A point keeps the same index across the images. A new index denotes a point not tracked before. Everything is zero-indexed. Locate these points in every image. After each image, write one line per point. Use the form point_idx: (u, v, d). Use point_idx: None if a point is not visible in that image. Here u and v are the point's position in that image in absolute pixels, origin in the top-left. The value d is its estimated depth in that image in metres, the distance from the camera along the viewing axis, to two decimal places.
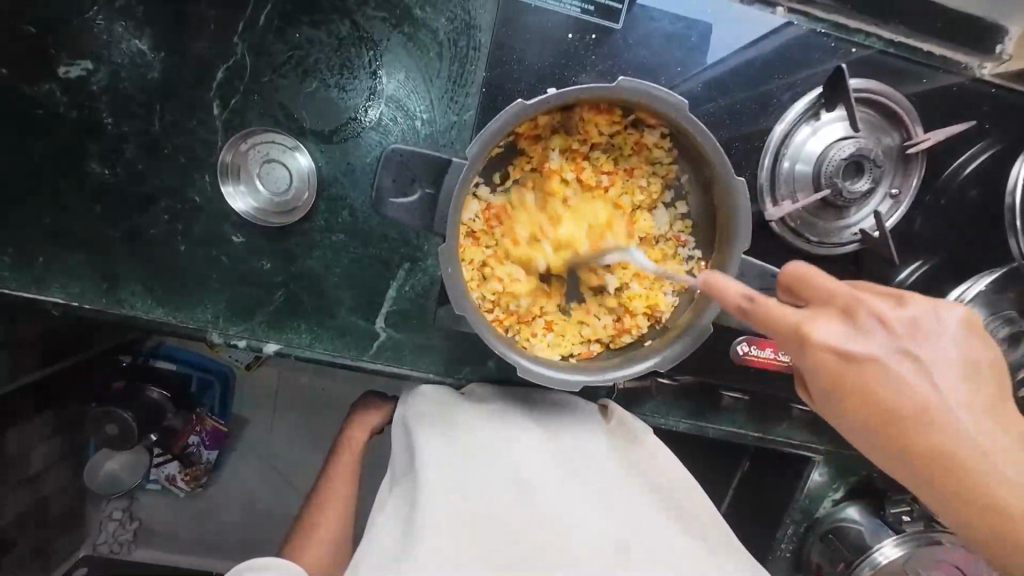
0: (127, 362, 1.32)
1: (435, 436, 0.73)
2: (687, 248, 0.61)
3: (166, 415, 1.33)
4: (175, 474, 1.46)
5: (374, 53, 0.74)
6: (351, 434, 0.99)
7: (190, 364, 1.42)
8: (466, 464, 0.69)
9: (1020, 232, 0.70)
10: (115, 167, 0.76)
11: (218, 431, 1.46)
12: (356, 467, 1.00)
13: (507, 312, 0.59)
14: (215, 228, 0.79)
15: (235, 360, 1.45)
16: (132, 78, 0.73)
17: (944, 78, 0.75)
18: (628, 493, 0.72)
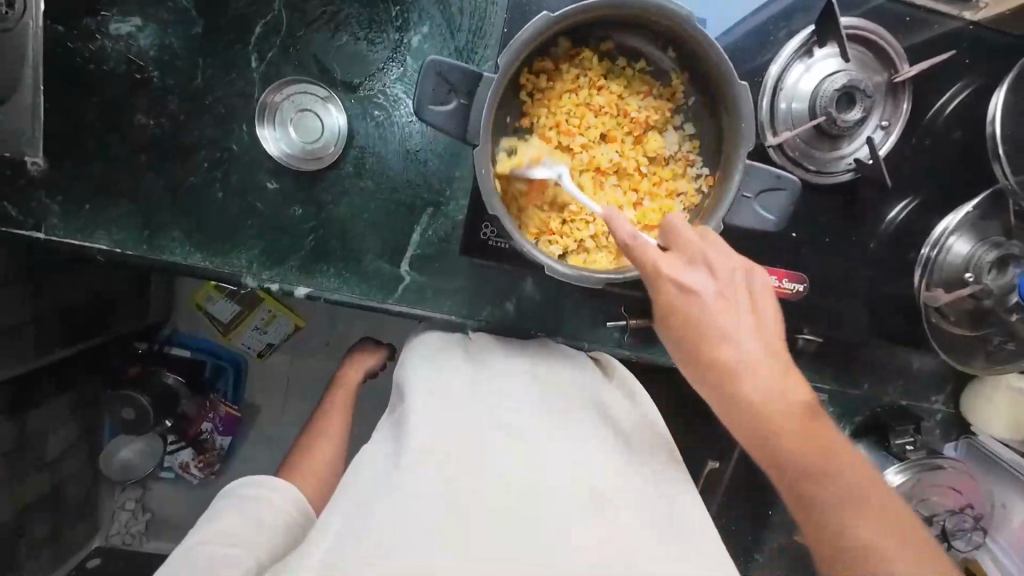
0: (146, 349, 1.47)
1: (431, 390, 0.74)
2: (696, 166, 0.67)
3: (179, 400, 1.46)
4: (189, 460, 1.57)
5: (401, 8, 0.80)
6: (346, 372, 1.16)
7: (205, 351, 1.55)
8: (462, 418, 0.70)
9: (1002, 159, 0.75)
10: (159, 118, 0.81)
11: (231, 417, 1.56)
12: (349, 405, 1.13)
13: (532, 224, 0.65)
14: (251, 176, 0.84)
15: (248, 348, 1.59)
16: (177, 34, 0.79)
17: (931, 21, 0.80)
18: (619, 466, 0.71)
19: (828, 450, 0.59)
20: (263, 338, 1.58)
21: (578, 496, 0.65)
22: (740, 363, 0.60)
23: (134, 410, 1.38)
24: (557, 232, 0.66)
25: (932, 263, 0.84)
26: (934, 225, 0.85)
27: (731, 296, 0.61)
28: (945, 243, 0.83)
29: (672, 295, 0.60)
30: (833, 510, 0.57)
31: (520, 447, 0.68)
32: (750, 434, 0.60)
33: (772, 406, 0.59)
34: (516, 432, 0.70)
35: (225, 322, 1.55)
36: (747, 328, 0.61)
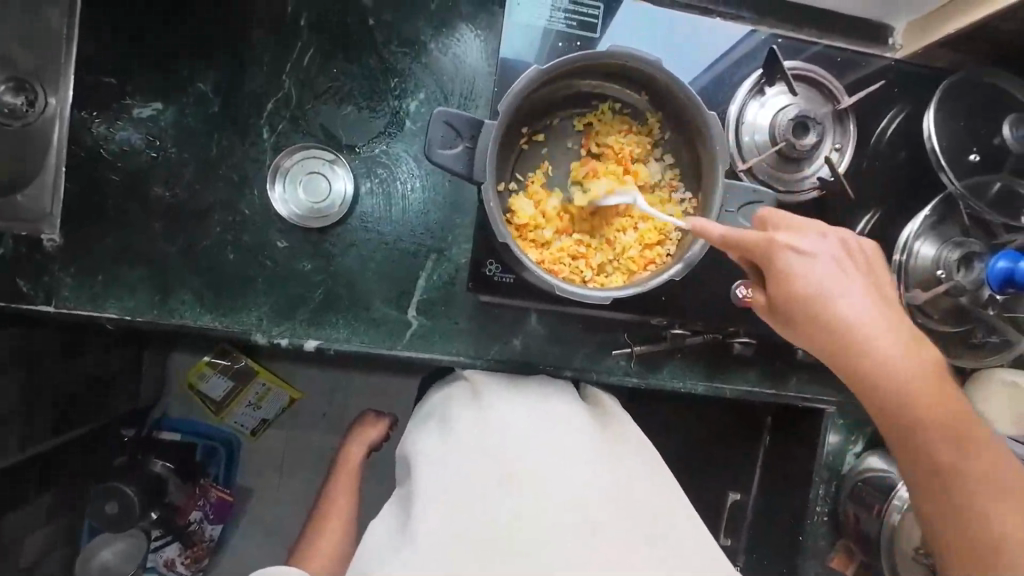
0: (132, 436, 1.44)
1: (436, 435, 0.83)
2: (679, 191, 0.74)
3: (167, 489, 1.41)
4: (175, 556, 1.49)
5: (398, 79, 0.90)
6: (349, 449, 1.15)
7: (197, 434, 1.53)
8: (465, 473, 0.75)
9: (946, 169, 0.83)
10: (175, 189, 0.86)
11: (223, 501, 1.53)
12: (351, 483, 1.10)
13: (542, 256, 0.72)
14: (261, 236, 0.88)
15: (240, 425, 1.56)
16: (195, 112, 0.86)
17: (863, 59, 0.92)
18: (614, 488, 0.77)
19: (918, 387, 0.66)
20: (257, 414, 1.56)
21: (574, 518, 0.72)
22: (863, 333, 0.66)
23: (119, 503, 1.28)
24: (566, 261, 0.72)
25: (906, 268, 0.90)
26: (898, 234, 0.92)
27: (844, 263, 0.69)
28: (913, 248, 0.89)
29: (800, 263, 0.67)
30: (943, 445, 0.65)
31: (517, 479, 0.74)
32: (868, 398, 0.68)
33: (909, 364, 0.66)
34: (513, 468, 0.75)
35: (217, 400, 1.52)
36: (851, 282, 0.68)
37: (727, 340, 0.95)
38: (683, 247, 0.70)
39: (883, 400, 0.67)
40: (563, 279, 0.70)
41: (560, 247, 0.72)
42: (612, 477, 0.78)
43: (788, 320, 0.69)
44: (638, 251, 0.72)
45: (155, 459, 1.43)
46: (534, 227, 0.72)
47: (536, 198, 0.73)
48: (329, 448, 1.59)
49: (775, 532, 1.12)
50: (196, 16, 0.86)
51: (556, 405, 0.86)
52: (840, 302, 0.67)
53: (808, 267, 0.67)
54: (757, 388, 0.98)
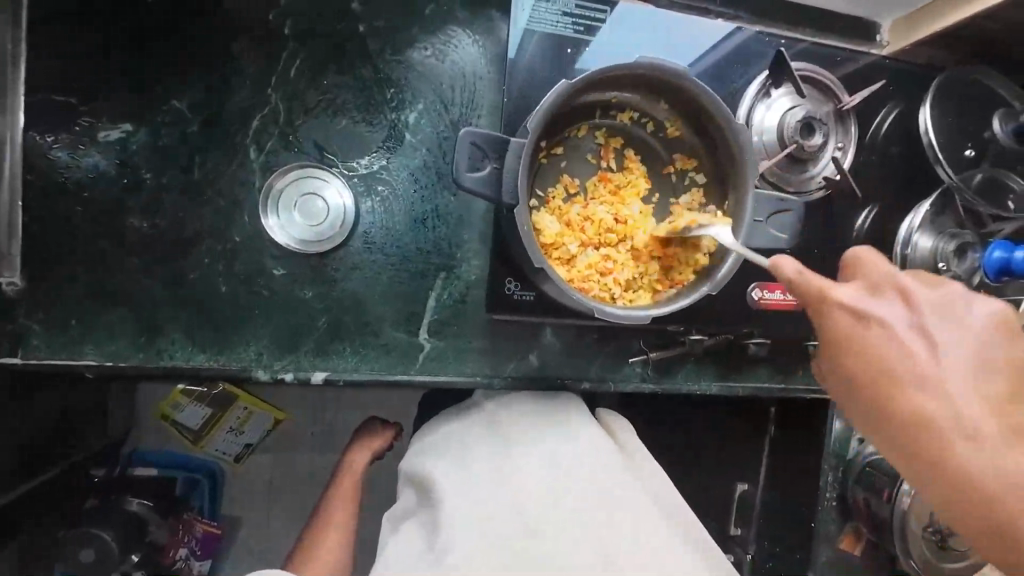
0: (101, 476, 1.32)
1: (445, 455, 0.82)
2: (701, 202, 0.73)
3: (148, 527, 1.30)
4: None
5: (396, 90, 0.84)
6: (353, 456, 1.10)
7: (174, 467, 1.43)
8: (484, 492, 0.74)
9: (944, 163, 0.87)
10: (154, 219, 0.78)
11: (211, 535, 1.44)
12: (356, 492, 1.06)
13: (571, 274, 0.69)
14: (256, 264, 0.81)
15: (222, 453, 1.46)
16: (171, 133, 0.78)
17: (857, 56, 0.93)
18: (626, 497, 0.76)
19: (964, 420, 0.59)
20: (240, 440, 1.46)
21: (592, 531, 0.71)
22: (892, 359, 0.62)
23: (96, 549, 1.18)
24: (595, 278, 0.70)
25: (908, 260, 0.92)
26: (898, 227, 0.95)
27: (929, 329, 0.62)
28: (914, 241, 0.92)
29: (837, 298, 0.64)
30: (983, 458, 0.58)
31: (529, 491, 0.74)
32: (883, 431, 0.62)
33: (953, 408, 0.60)
34: (527, 483, 0.75)
35: (196, 429, 1.41)
36: (939, 347, 0.61)
37: (742, 341, 0.95)
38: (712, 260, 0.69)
39: (924, 442, 0.60)
40: (595, 297, 0.67)
41: (589, 265, 0.70)
42: (626, 486, 0.77)
43: (828, 347, 0.64)
44: (664, 266, 0.71)
45: (131, 497, 1.30)
46: (561, 245, 0.69)
47: (561, 215, 0.70)
48: (324, 471, 1.52)
49: (785, 520, 1.14)
50: (165, 27, 0.78)
51: (570, 418, 0.85)
52: (913, 389, 0.61)
53: (858, 308, 0.63)
54: (769, 384, 0.99)
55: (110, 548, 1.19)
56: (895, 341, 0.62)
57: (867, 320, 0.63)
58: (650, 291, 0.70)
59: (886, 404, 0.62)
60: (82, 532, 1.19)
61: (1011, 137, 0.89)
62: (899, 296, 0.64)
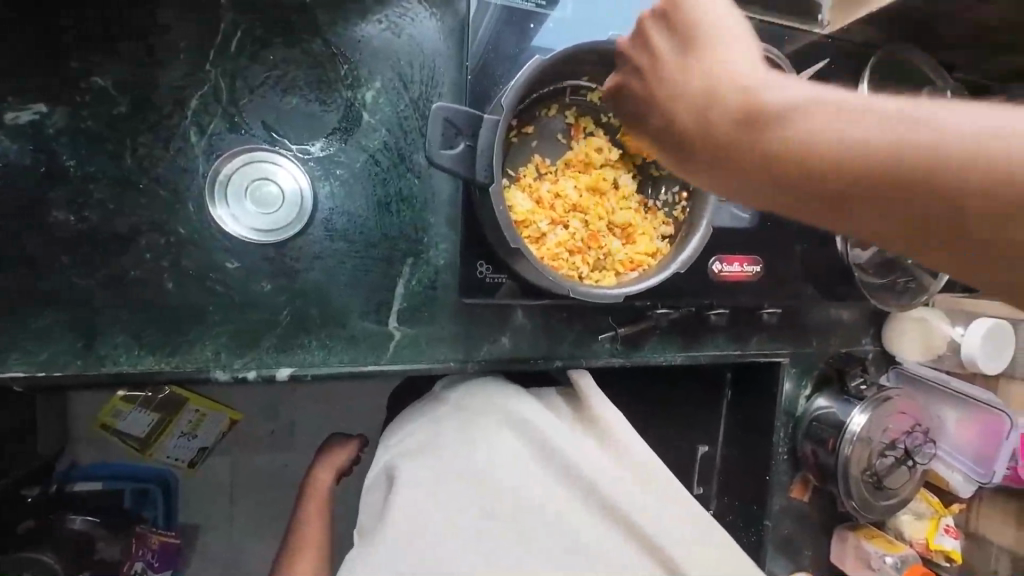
0: (36, 496, 1.21)
1: (407, 455, 0.82)
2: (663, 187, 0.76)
3: (96, 545, 1.29)
4: None
5: (350, 66, 0.79)
6: (318, 474, 1.08)
7: (121, 477, 1.34)
8: (454, 492, 0.77)
9: None
10: (82, 212, 0.70)
11: (169, 545, 1.36)
12: (325, 509, 1.05)
13: (543, 254, 0.69)
14: (206, 258, 0.75)
15: (175, 459, 1.37)
16: (96, 115, 0.70)
17: (803, 36, 0.98)
18: (579, 483, 0.81)
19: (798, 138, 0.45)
20: (193, 444, 1.37)
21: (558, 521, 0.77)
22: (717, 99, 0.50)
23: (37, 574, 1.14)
24: (565, 258, 0.70)
25: (849, 228, 1.00)
26: None
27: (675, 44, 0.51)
28: None
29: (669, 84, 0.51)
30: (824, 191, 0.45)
31: (487, 485, 0.77)
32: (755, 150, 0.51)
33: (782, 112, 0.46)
34: (493, 478, 0.78)
35: (142, 436, 1.31)
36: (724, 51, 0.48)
37: (703, 312, 1.00)
38: (675, 244, 0.72)
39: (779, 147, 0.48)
40: (563, 274, 0.68)
41: (559, 245, 0.70)
42: (580, 469, 0.81)
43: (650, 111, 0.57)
44: (630, 250, 0.73)
45: (74, 514, 1.29)
46: (532, 225, 0.69)
47: (532, 194, 0.70)
48: (287, 470, 1.46)
49: (740, 476, 1.23)
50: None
51: (531, 406, 0.86)
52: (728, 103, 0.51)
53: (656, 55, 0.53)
54: (726, 351, 1.04)
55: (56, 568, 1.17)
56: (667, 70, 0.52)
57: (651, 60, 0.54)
58: (616, 273, 0.71)
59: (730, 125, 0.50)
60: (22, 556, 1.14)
61: None
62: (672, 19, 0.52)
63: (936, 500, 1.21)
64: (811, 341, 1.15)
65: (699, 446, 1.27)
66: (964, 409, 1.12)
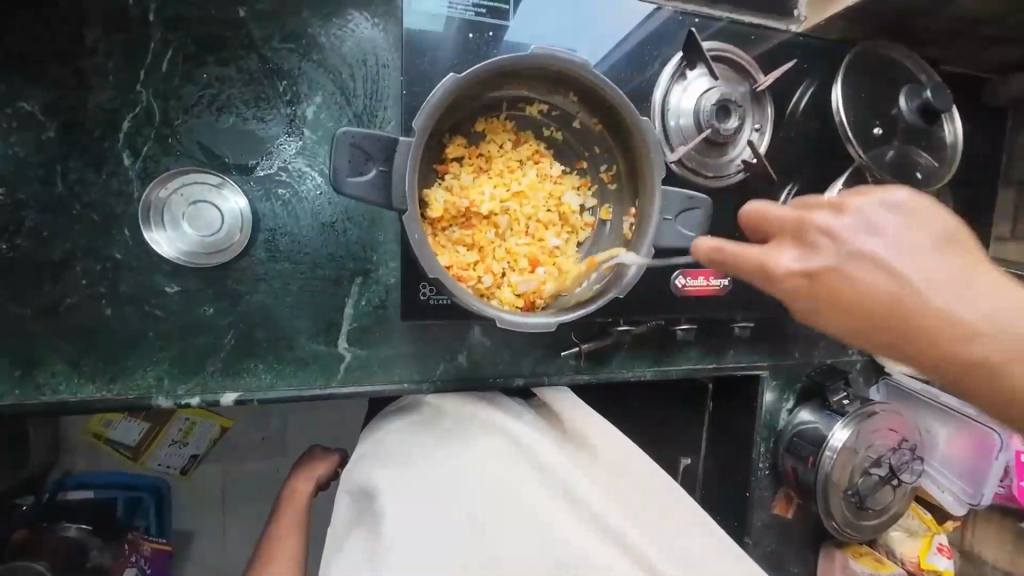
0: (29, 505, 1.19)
1: (393, 458, 0.77)
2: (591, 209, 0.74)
3: (88, 554, 1.15)
4: None
5: (290, 82, 0.77)
6: (295, 484, 1.03)
7: (112, 485, 1.28)
8: (439, 489, 0.72)
9: (854, 142, 0.88)
10: (14, 239, 0.69)
11: (162, 551, 1.29)
12: (301, 522, 0.99)
13: (463, 272, 0.66)
14: (144, 283, 0.74)
15: (166, 466, 1.33)
16: (25, 141, 0.69)
17: (769, 37, 0.93)
18: (576, 501, 0.75)
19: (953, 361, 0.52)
20: (185, 452, 1.33)
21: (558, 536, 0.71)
22: (893, 295, 0.52)
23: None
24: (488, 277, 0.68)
25: None
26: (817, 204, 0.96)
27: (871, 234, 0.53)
28: None
29: (854, 273, 0.53)
30: None
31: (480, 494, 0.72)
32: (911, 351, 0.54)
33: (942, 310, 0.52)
34: (481, 485, 0.73)
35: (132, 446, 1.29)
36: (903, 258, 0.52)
37: (670, 327, 0.96)
38: (612, 270, 0.69)
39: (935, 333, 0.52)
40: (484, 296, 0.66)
41: (480, 263, 0.67)
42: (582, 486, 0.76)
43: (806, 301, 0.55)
44: (558, 273, 0.71)
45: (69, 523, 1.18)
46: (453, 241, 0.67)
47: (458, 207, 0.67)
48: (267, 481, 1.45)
49: (723, 491, 1.18)
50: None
51: (523, 419, 0.84)
52: (876, 280, 0.52)
53: (861, 252, 0.53)
54: (700, 365, 1.00)
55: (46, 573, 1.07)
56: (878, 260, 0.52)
57: (823, 275, 0.53)
58: (545, 297, 0.69)
59: (900, 327, 0.52)
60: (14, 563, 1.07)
61: (916, 113, 0.91)
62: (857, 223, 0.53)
63: (929, 517, 1.16)
64: (793, 352, 1.10)
65: (681, 460, 1.23)
66: (955, 426, 1.06)
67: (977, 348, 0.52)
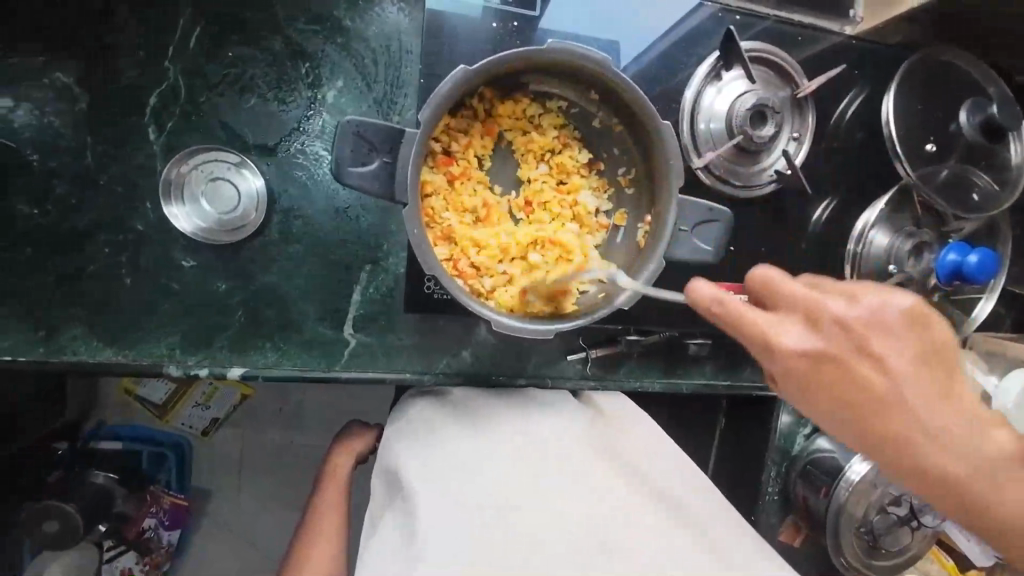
0: (65, 449, 1.19)
1: (418, 443, 0.77)
2: (604, 212, 0.72)
3: (116, 500, 1.18)
4: (132, 567, 1.26)
5: (312, 65, 0.77)
6: (336, 459, 1.01)
7: (140, 440, 1.28)
8: (463, 477, 0.72)
9: (903, 158, 0.82)
10: (45, 205, 0.73)
11: (180, 507, 1.30)
12: (342, 497, 0.99)
13: (461, 270, 0.65)
14: (161, 255, 0.76)
15: (189, 426, 1.33)
16: (58, 112, 0.71)
17: (817, 38, 0.87)
18: (603, 491, 0.74)
19: (974, 506, 0.54)
20: (207, 414, 1.33)
21: (587, 527, 0.70)
22: (924, 440, 0.52)
23: (60, 521, 1.09)
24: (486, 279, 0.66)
25: (859, 258, 0.87)
26: (855, 221, 0.89)
27: (880, 346, 0.52)
28: (867, 237, 0.87)
29: (860, 374, 0.52)
30: None
31: (507, 483, 0.72)
32: (926, 484, 0.54)
33: (970, 460, 0.53)
34: (506, 474, 0.73)
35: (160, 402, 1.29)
36: (903, 366, 0.52)
37: (683, 339, 0.93)
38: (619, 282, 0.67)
39: (960, 489, 0.53)
40: (483, 296, 0.65)
41: (479, 261, 0.66)
42: (607, 476, 0.76)
43: (808, 397, 0.54)
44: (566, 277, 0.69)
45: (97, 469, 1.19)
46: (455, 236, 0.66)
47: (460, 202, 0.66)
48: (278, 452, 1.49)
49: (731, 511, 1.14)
50: (22, 11, 0.70)
51: (544, 410, 0.83)
52: (922, 418, 0.52)
53: (859, 374, 0.52)
54: (712, 381, 0.96)
55: (75, 518, 1.10)
56: (884, 389, 0.52)
57: (823, 360, 0.52)
58: (548, 303, 0.67)
59: (894, 450, 0.53)
60: (45, 504, 1.09)
61: (978, 129, 0.84)
62: (846, 325, 0.52)
63: (951, 562, 1.08)
64: None
65: None
66: None
67: (995, 498, 0.53)
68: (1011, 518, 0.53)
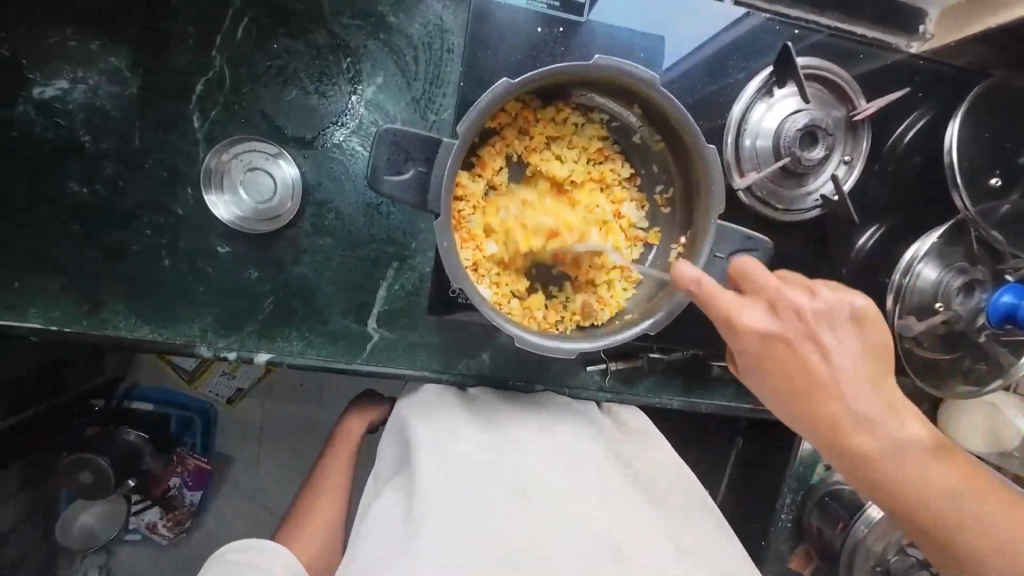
0: (99, 407, 1.25)
1: (427, 432, 0.76)
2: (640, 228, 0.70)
3: (144, 458, 1.25)
4: (157, 519, 1.34)
5: (353, 60, 0.77)
6: (348, 426, 1.03)
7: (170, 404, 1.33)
8: (473, 470, 0.73)
9: (962, 189, 0.77)
10: (94, 184, 0.75)
11: (201, 470, 1.35)
12: (346, 476, 1.01)
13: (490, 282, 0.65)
14: (199, 240, 0.78)
15: (216, 394, 1.37)
16: (111, 95, 0.74)
17: (880, 57, 0.82)
18: (609, 493, 0.75)
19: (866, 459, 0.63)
20: (233, 384, 1.37)
21: (594, 530, 0.71)
22: (828, 390, 0.62)
23: (93, 473, 1.16)
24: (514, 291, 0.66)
25: (905, 288, 0.83)
26: (903, 251, 0.85)
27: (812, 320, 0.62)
28: (916, 270, 0.82)
29: (803, 353, 0.62)
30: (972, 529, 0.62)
31: (516, 480, 0.72)
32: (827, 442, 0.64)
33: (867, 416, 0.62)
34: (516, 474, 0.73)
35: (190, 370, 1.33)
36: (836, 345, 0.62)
37: (705, 360, 0.90)
38: (648, 305, 0.67)
39: (847, 434, 0.63)
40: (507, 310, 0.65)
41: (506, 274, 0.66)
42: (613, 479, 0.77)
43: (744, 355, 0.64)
44: (594, 295, 0.68)
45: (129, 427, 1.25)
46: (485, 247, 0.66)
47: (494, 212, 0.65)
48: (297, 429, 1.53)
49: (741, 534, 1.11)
50: None
51: (556, 414, 0.83)
52: (835, 377, 0.62)
53: (802, 353, 0.62)
54: (732, 404, 0.93)
55: (107, 473, 1.17)
56: (812, 358, 0.62)
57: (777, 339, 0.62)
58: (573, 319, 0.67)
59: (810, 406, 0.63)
60: (79, 457, 1.16)
61: None
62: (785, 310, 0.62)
63: None
64: None
65: None
66: None
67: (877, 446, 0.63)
68: (904, 476, 0.62)
